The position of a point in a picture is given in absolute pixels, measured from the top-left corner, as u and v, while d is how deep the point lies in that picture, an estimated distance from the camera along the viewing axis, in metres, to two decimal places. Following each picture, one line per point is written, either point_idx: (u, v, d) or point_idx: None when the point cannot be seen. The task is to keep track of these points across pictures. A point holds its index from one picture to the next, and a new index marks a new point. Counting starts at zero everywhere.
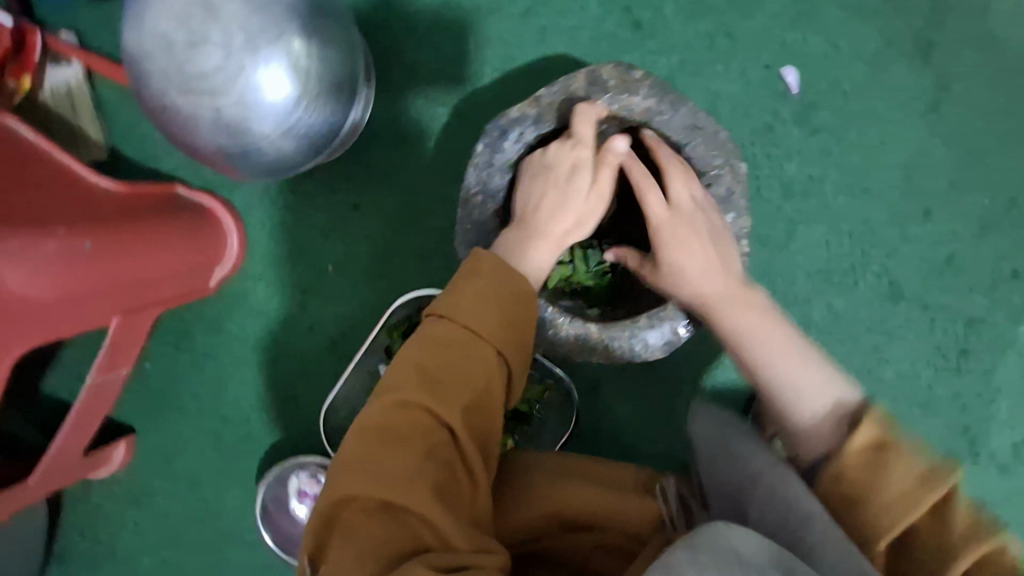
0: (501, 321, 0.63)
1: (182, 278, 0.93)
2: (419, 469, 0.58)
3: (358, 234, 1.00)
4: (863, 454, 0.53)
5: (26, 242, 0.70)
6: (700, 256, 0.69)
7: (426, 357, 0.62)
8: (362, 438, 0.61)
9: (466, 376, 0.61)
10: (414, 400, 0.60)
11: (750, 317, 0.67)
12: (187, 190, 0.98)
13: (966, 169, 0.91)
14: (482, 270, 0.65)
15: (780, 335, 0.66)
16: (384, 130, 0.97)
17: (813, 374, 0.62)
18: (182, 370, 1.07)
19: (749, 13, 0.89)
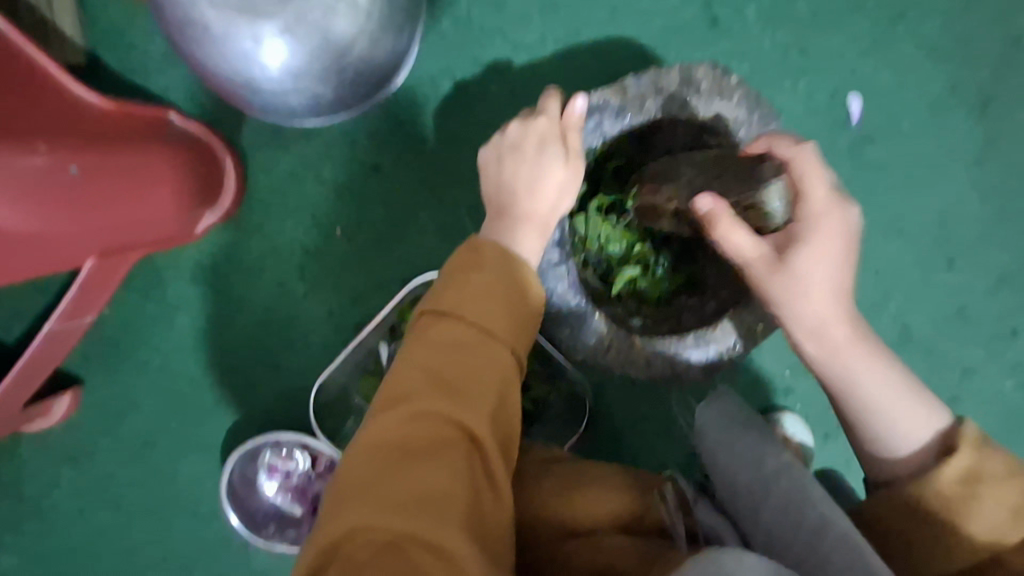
0: (512, 315, 0.56)
1: (166, 217, 0.83)
2: (442, 487, 0.47)
3: (375, 197, 0.89)
4: (959, 485, 0.49)
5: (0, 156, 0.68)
6: (824, 275, 0.58)
7: (433, 357, 0.52)
8: (363, 456, 0.49)
9: (480, 375, 0.52)
10: (425, 413, 0.50)
11: (857, 328, 0.58)
12: (180, 117, 0.83)
13: (1000, 226, 0.89)
14: (482, 262, 0.58)
15: (884, 369, 0.57)
16: (426, 87, 0.87)
17: (908, 405, 0.55)
18: (146, 322, 0.93)
19: (826, 32, 0.87)
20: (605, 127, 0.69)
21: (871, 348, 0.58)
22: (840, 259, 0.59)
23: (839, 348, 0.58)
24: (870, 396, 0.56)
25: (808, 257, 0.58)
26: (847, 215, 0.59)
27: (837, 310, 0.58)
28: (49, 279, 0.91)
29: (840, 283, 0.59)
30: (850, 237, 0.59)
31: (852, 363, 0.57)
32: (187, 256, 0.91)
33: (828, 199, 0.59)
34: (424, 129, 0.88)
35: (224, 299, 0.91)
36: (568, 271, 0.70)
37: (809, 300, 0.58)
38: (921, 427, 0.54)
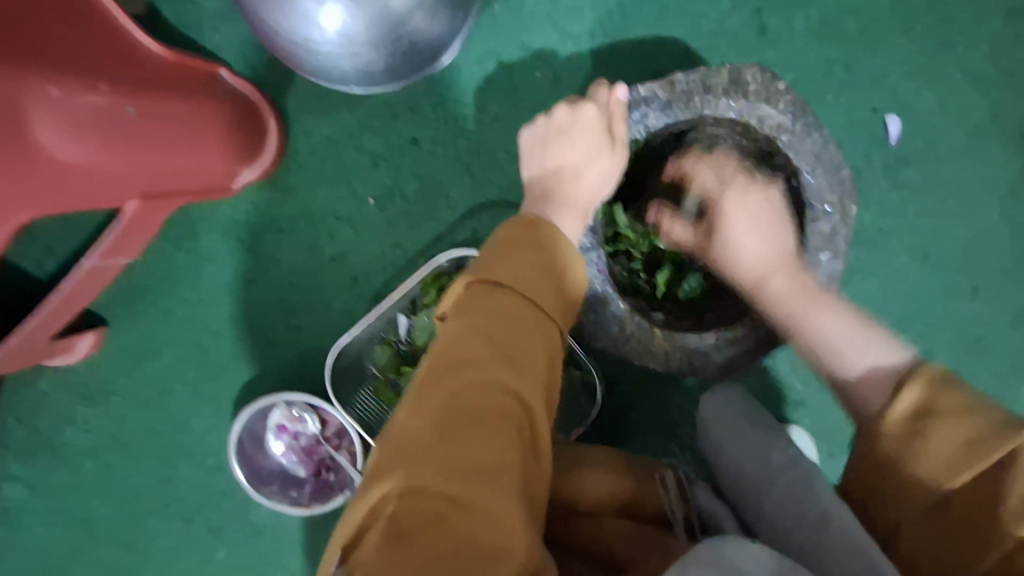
0: (561, 295, 0.58)
1: (211, 173, 0.85)
2: (502, 455, 0.47)
3: (409, 169, 0.90)
4: (908, 420, 0.49)
5: (68, 89, 0.68)
6: (760, 242, 0.68)
7: (490, 326, 0.52)
8: (419, 419, 0.49)
9: (534, 349, 0.53)
10: (485, 382, 0.50)
11: (790, 278, 0.66)
12: (231, 75, 0.85)
13: None
14: (539, 242, 0.60)
15: (826, 308, 0.62)
16: (471, 68, 0.88)
17: (861, 341, 0.58)
18: (174, 272, 0.95)
19: (873, 51, 0.88)
20: (649, 120, 0.70)
21: (814, 290, 0.64)
22: (782, 227, 0.68)
23: (781, 299, 0.65)
24: (829, 342, 0.60)
25: (733, 234, 0.70)
26: (746, 193, 0.70)
27: (776, 256, 0.67)
28: (87, 221, 0.93)
29: (780, 240, 0.67)
30: (767, 209, 0.68)
31: (800, 312, 0.63)
32: (223, 212, 0.93)
33: (735, 196, 0.70)
34: (464, 109, 0.89)
35: (252, 257, 0.93)
36: (598, 258, 0.71)
37: (739, 264, 0.70)
38: (873, 355, 0.56)
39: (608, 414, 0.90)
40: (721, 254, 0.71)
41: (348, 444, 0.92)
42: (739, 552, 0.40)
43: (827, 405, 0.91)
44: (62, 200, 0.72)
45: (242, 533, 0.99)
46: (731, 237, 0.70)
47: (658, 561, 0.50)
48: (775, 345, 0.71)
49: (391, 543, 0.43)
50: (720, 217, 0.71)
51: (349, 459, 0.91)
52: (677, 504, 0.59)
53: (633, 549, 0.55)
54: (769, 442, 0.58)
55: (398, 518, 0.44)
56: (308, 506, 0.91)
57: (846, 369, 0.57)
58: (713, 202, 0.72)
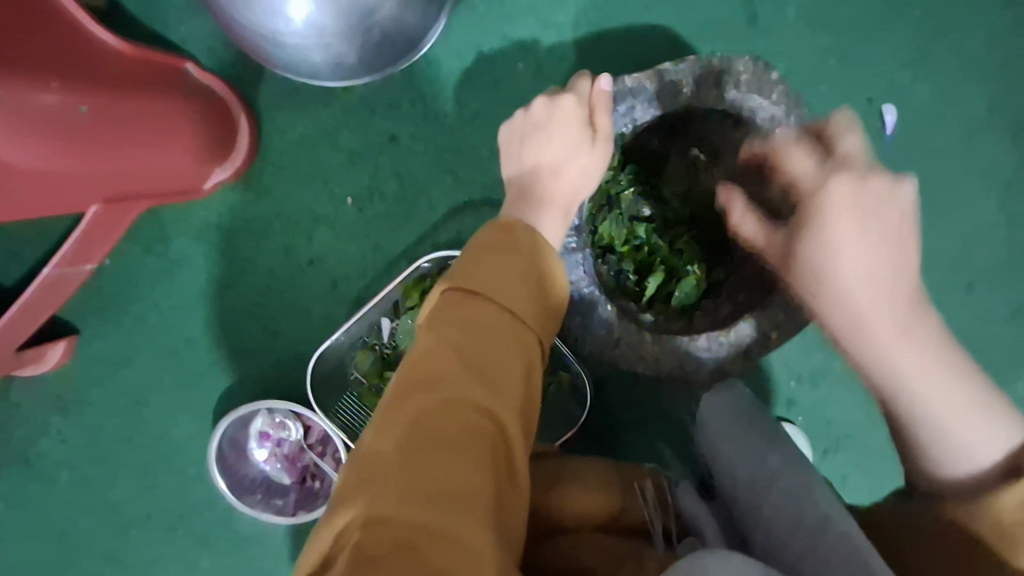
0: (540, 304, 0.55)
1: (177, 172, 0.81)
2: (473, 478, 0.44)
3: (389, 167, 0.87)
4: (1018, 512, 0.41)
5: (16, 90, 0.62)
6: (868, 282, 0.49)
7: (462, 339, 0.50)
8: (388, 440, 0.46)
9: (509, 363, 0.50)
10: (457, 399, 0.47)
11: (898, 313, 0.48)
12: (197, 70, 0.83)
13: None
14: (515, 247, 0.57)
15: (939, 373, 0.46)
16: (451, 61, 0.85)
17: (972, 414, 0.45)
18: (146, 277, 0.91)
19: (868, 39, 0.85)
20: (637, 112, 0.67)
21: (938, 348, 0.46)
22: (908, 241, 0.51)
23: (878, 337, 0.47)
24: (942, 409, 0.45)
25: (832, 225, 0.51)
26: (847, 187, 0.52)
27: (873, 301, 0.48)
28: (53, 226, 0.89)
29: (896, 266, 0.49)
30: (891, 213, 0.51)
31: (880, 338, 0.47)
32: (195, 214, 0.89)
33: (846, 185, 0.52)
34: (445, 104, 0.85)
35: (227, 261, 0.90)
36: (585, 259, 0.68)
37: (818, 271, 0.51)
38: (986, 442, 0.44)
39: (599, 418, 0.87)
40: (798, 274, 0.54)
41: (331, 452, 0.89)
42: (723, 558, 0.38)
43: (822, 404, 0.89)
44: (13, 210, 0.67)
45: (224, 544, 0.97)
46: (822, 252, 0.51)
47: (631, 573, 0.49)
48: (768, 348, 0.67)
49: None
50: (816, 208, 0.52)
51: (333, 467, 0.89)
52: (656, 514, 0.57)
53: (606, 561, 0.52)
54: (763, 447, 0.55)
55: (363, 547, 0.42)
56: (291, 516, 0.88)
57: (953, 464, 0.45)
58: (806, 189, 0.54)
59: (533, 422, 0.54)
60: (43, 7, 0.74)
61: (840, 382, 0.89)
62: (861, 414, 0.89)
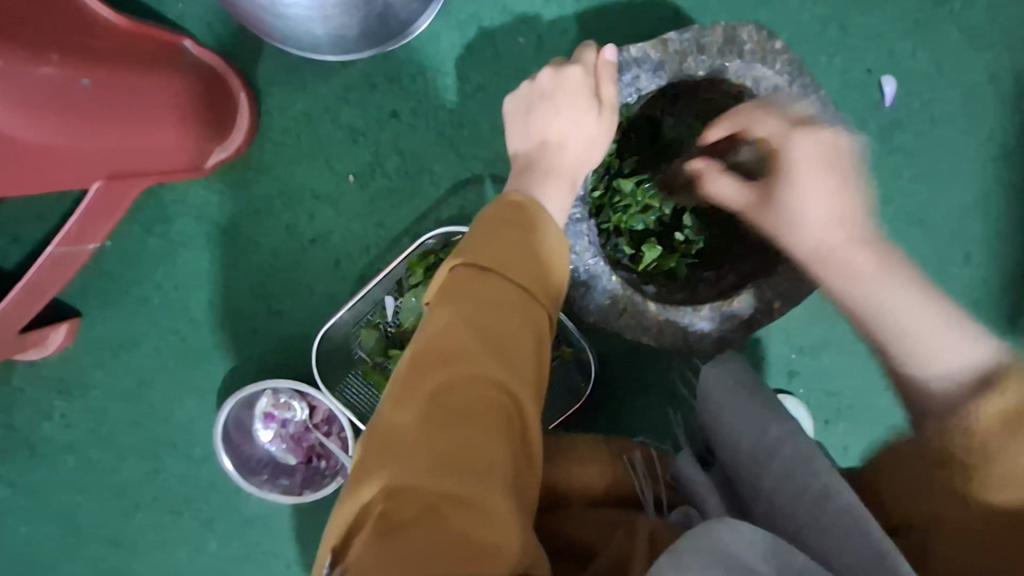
0: (548, 278, 0.55)
1: (173, 151, 0.80)
2: (492, 449, 0.45)
3: (391, 143, 0.86)
4: (998, 422, 0.42)
5: (14, 62, 0.63)
6: (827, 204, 0.56)
7: (476, 313, 0.50)
8: (406, 414, 0.47)
9: (522, 335, 0.51)
10: (472, 372, 0.48)
11: (865, 250, 0.55)
12: (196, 46, 0.81)
13: (1022, 221, 0.87)
14: (523, 223, 0.57)
15: (917, 294, 0.51)
16: (452, 34, 0.84)
17: (944, 330, 0.49)
18: (148, 258, 0.91)
19: (867, 10, 0.85)
20: (641, 82, 0.67)
21: (897, 276, 0.53)
22: (849, 179, 0.57)
23: (858, 273, 0.54)
24: (908, 325, 0.50)
25: (792, 183, 0.58)
26: (813, 134, 0.58)
27: (841, 232, 0.56)
28: (52, 208, 0.88)
29: (848, 207, 0.56)
30: (832, 159, 0.57)
31: (862, 275, 0.54)
32: (196, 194, 0.89)
33: (805, 138, 0.58)
34: (446, 78, 0.85)
35: (229, 241, 0.89)
36: (588, 229, 0.68)
37: (795, 226, 0.58)
38: (960, 351, 0.47)
39: (603, 393, 0.88)
40: (780, 225, 0.60)
41: (338, 430, 0.90)
42: (736, 534, 0.39)
43: (822, 375, 0.90)
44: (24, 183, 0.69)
45: (233, 524, 0.97)
46: (790, 189, 0.58)
47: (620, 541, 0.50)
48: (771, 317, 0.68)
49: (379, 544, 0.42)
50: (783, 165, 0.59)
51: (339, 445, 0.89)
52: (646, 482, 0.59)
53: (598, 536, 0.54)
54: (762, 416, 0.55)
55: (387, 517, 0.43)
56: (298, 494, 0.88)
57: (927, 369, 0.48)
58: (775, 145, 0.59)
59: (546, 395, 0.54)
60: None
61: (840, 353, 0.90)
62: (860, 384, 0.90)
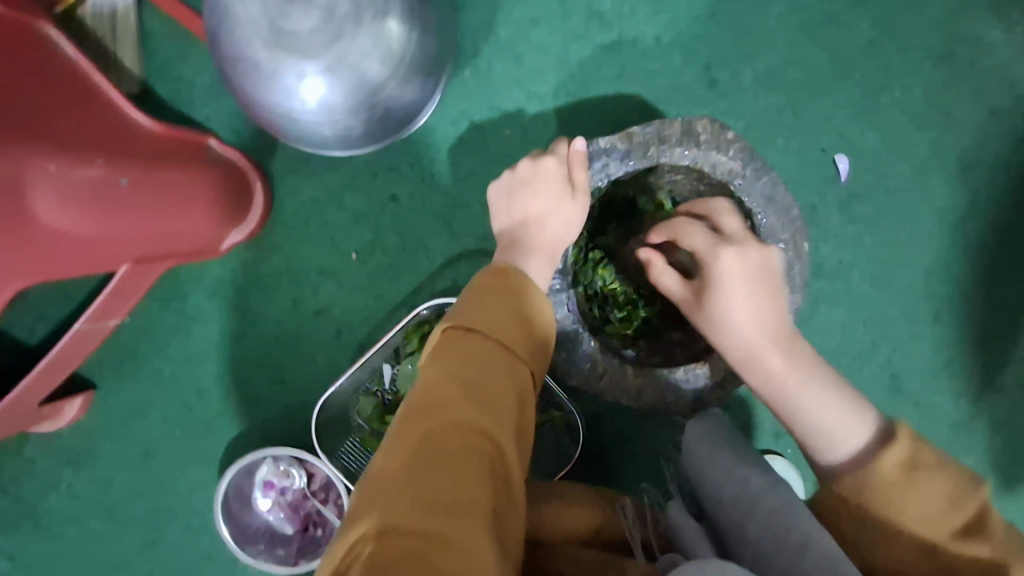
0: (530, 339, 0.61)
1: (200, 238, 0.89)
2: (474, 494, 0.49)
3: (390, 224, 0.95)
4: (898, 472, 0.52)
5: (65, 165, 0.73)
6: (755, 311, 0.63)
7: (463, 368, 0.55)
8: (395, 461, 0.50)
9: (505, 390, 0.55)
10: (458, 422, 0.52)
11: (789, 355, 0.61)
12: (219, 144, 0.90)
13: (983, 284, 0.92)
14: (507, 288, 0.64)
15: (820, 391, 0.59)
16: (445, 128, 0.94)
17: (836, 406, 0.57)
18: (162, 332, 0.97)
19: (818, 98, 0.93)
20: (610, 168, 0.75)
21: (802, 368, 0.60)
22: (779, 297, 0.64)
23: (772, 371, 0.61)
24: (827, 418, 0.57)
25: (732, 300, 0.64)
26: (743, 254, 0.65)
27: (766, 338, 0.62)
28: (76, 288, 0.96)
29: (774, 321, 0.63)
30: (766, 281, 0.64)
31: (784, 373, 0.61)
32: (210, 272, 0.96)
33: (733, 256, 0.65)
34: (440, 165, 0.94)
35: (239, 315, 0.96)
36: (568, 298, 0.74)
37: (726, 333, 0.64)
38: (854, 435, 0.56)
39: (591, 454, 0.91)
40: (711, 327, 0.66)
41: (335, 497, 0.92)
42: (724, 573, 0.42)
43: None
44: (39, 272, 0.74)
45: None
46: (725, 310, 0.64)
47: None
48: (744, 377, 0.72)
49: None
50: (715, 276, 0.65)
51: (336, 512, 0.91)
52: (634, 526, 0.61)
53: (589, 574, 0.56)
54: (745, 468, 0.58)
55: (375, 558, 0.45)
56: (294, 564, 0.90)
57: (832, 452, 0.56)
58: (704, 258, 0.67)
59: (529, 447, 0.58)
60: (85, 93, 0.83)
61: None
62: None
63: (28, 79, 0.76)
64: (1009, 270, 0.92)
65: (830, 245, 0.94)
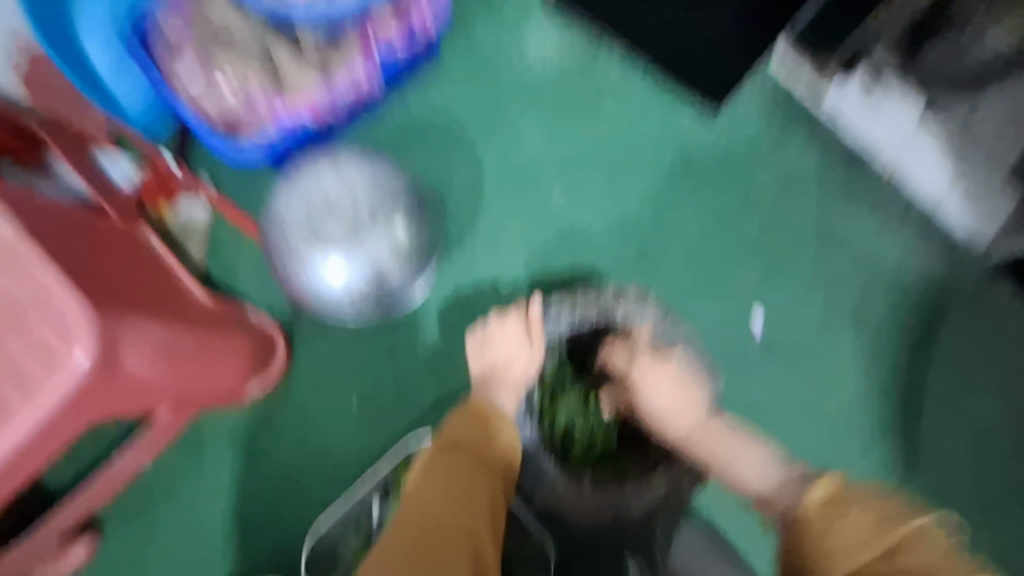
0: (494, 463, 0.85)
1: (235, 389, 1.05)
2: (456, 560, 0.72)
3: (386, 376, 1.12)
4: (821, 507, 0.73)
5: (148, 323, 0.83)
6: (673, 401, 0.88)
7: (448, 480, 0.80)
8: (401, 540, 0.74)
9: (476, 497, 0.79)
10: (445, 514, 0.76)
11: (707, 425, 0.88)
12: (255, 311, 1.10)
13: (893, 418, 1.07)
14: (478, 423, 0.87)
15: (742, 445, 0.88)
16: (432, 296, 1.14)
17: (747, 452, 0.88)
18: (176, 477, 1.10)
19: (730, 267, 1.14)
20: (561, 325, 0.91)
21: (721, 433, 0.89)
22: (691, 385, 0.89)
23: (703, 442, 0.88)
24: (732, 460, 0.88)
25: (656, 395, 0.88)
26: (657, 361, 0.88)
27: (691, 416, 0.88)
28: (107, 437, 1.12)
29: (693, 402, 0.89)
30: (677, 372, 0.89)
31: (711, 442, 0.88)
32: (226, 420, 1.11)
33: (650, 362, 0.88)
34: (428, 327, 1.13)
35: (246, 458, 1.09)
36: (530, 428, 0.90)
37: (663, 414, 0.88)
38: (760, 470, 0.86)
39: None
40: (648, 412, 0.89)
41: None
42: None
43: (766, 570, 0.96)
44: (94, 411, 0.79)
45: None
46: (653, 399, 0.88)
47: None
48: None
49: None
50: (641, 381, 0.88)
51: None
52: None
53: None
54: None
55: None
56: None
57: (746, 481, 0.87)
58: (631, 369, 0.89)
59: (494, 548, 0.77)
60: (150, 264, 0.99)
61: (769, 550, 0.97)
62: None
63: (112, 253, 0.90)
64: (914, 405, 1.07)
65: (758, 385, 1.11)
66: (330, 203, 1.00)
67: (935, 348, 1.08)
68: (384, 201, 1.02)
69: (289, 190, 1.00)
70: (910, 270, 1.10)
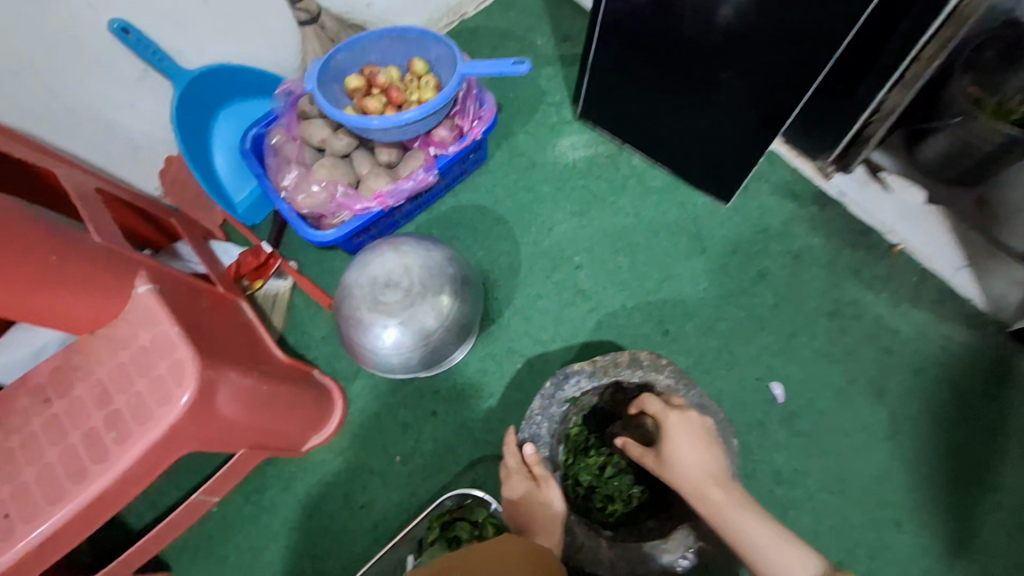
0: (523, 552, 0.77)
1: (295, 440, 1.19)
2: None
3: (428, 434, 1.24)
4: None
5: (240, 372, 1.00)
6: (697, 459, 0.89)
7: (471, 552, 0.75)
8: None
9: (502, 562, 0.72)
10: (465, 566, 0.69)
11: (721, 488, 0.87)
12: (319, 372, 1.27)
13: (908, 494, 1.12)
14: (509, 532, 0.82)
15: (748, 515, 0.85)
16: (475, 363, 1.30)
17: (768, 532, 0.84)
18: (237, 521, 1.22)
19: (747, 342, 1.24)
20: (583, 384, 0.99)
21: (736, 504, 0.86)
22: (711, 446, 0.90)
23: (711, 501, 0.86)
24: (757, 539, 0.84)
25: (678, 446, 0.89)
26: (684, 417, 0.91)
27: (704, 476, 0.88)
28: (187, 480, 1.29)
29: (710, 459, 0.89)
30: (701, 430, 0.90)
31: (724, 507, 0.86)
32: (286, 470, 1.24)
33: (676, 418, 0.91)
34: (468, 391, 1.27)
35: (301, 506, 1.21)
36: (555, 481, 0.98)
37: (683, 473, 0.90)
38: (799, 565, 0.81)
39: None
40: (673, 472, 0.91)
41: None
42: None
43: None
44: (190, 443, 0.93)
45: None
46: (676, 455, 0.90)
47: None
48: (701, 551, 0.87)
49: None
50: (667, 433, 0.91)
51: None
52: None
53: None
54: None
55: None
56: None
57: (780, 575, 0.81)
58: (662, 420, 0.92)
59: None
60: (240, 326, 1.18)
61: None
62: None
63: (219, 318, 1.10)
64: (927, 482, 1.12)
65: (778, 456, 1.16)
66: (391, 276, 1.17)
67: (942, 427, 1.15)
68: (436, 275, 1.18)
69: (360, 265, 1.19)
70: (915, 349, 1.21)
